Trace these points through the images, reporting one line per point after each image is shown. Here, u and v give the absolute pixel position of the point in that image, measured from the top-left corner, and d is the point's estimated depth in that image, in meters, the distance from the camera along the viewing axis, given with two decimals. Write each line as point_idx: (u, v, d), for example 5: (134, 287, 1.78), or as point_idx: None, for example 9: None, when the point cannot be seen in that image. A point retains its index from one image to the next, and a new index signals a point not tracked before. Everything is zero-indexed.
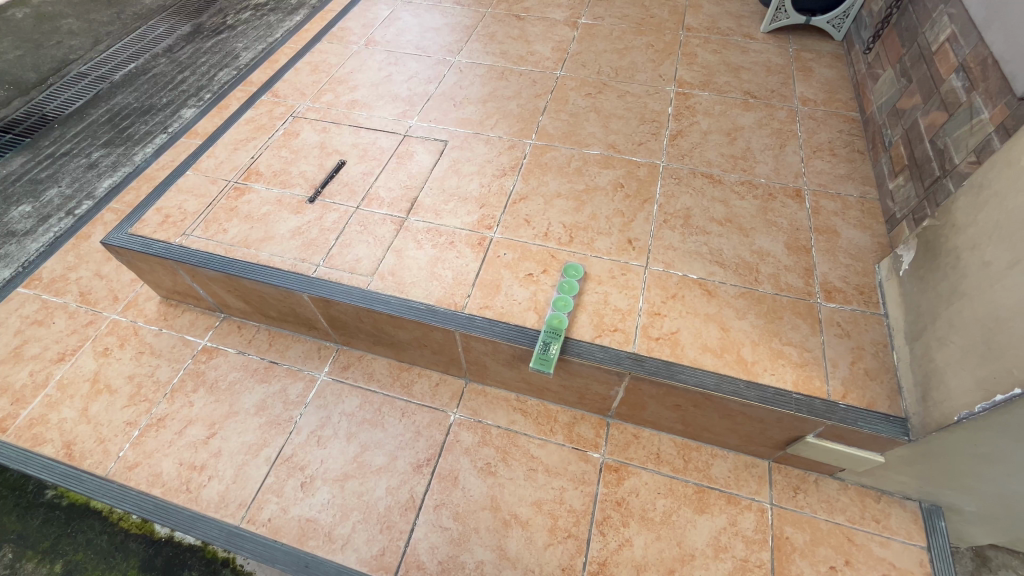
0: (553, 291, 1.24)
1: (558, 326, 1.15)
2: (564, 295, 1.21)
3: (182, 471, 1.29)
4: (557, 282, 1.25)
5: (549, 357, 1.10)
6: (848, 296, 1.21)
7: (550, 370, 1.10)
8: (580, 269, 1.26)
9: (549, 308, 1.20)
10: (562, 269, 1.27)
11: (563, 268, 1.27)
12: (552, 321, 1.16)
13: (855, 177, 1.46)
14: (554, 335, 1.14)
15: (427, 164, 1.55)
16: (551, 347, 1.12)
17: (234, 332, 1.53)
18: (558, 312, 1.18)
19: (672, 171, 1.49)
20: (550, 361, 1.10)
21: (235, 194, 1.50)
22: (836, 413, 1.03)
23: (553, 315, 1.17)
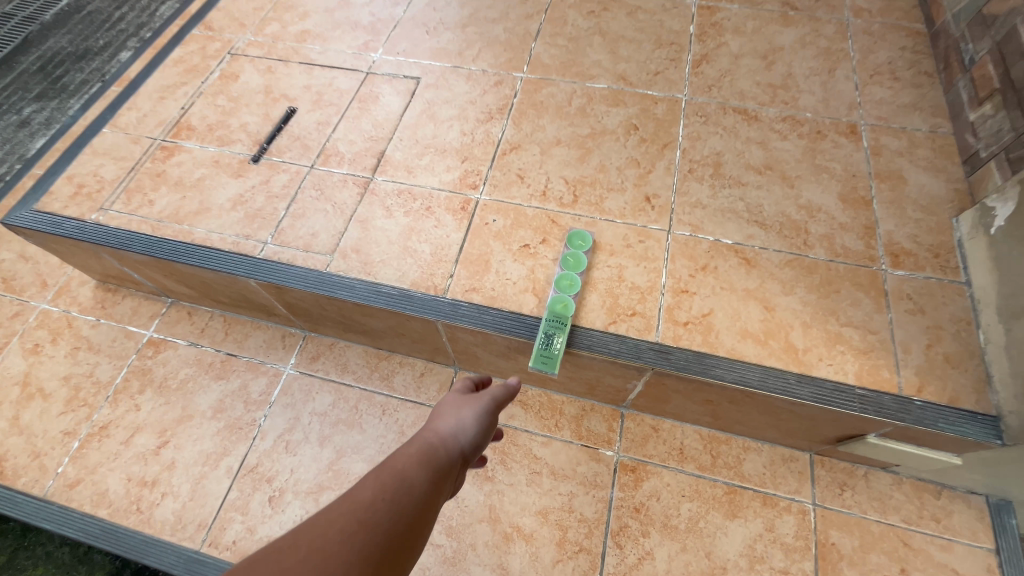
0: (552, 268, 1.00)
1: (561, 315, 0.92)
2: (568, 273, 0.97)
3: (131, 489, 1.12)
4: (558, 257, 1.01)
5: (552, 361, 0.89)
6: (919, 260, 0.97)
7: (554, 371, 0.89)
8: (590, 239, 1.02)
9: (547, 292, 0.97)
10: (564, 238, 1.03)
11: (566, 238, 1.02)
12: (553, 308, 0.93)
13: (922, 107, 1.18)
14: (558, 327, 0.91)
15: (395, 109, 1.26)
16: (553, 343, 0.90)
17: (184, 320, 1.32)
18: (559, 296, 0.95)
19: (697, 107, 1.21)
20: (552, 366, 0.89)
21: (162, 154, 1.22)
22: (910, 412, 0.83)
23: (553, 298, 0.94)
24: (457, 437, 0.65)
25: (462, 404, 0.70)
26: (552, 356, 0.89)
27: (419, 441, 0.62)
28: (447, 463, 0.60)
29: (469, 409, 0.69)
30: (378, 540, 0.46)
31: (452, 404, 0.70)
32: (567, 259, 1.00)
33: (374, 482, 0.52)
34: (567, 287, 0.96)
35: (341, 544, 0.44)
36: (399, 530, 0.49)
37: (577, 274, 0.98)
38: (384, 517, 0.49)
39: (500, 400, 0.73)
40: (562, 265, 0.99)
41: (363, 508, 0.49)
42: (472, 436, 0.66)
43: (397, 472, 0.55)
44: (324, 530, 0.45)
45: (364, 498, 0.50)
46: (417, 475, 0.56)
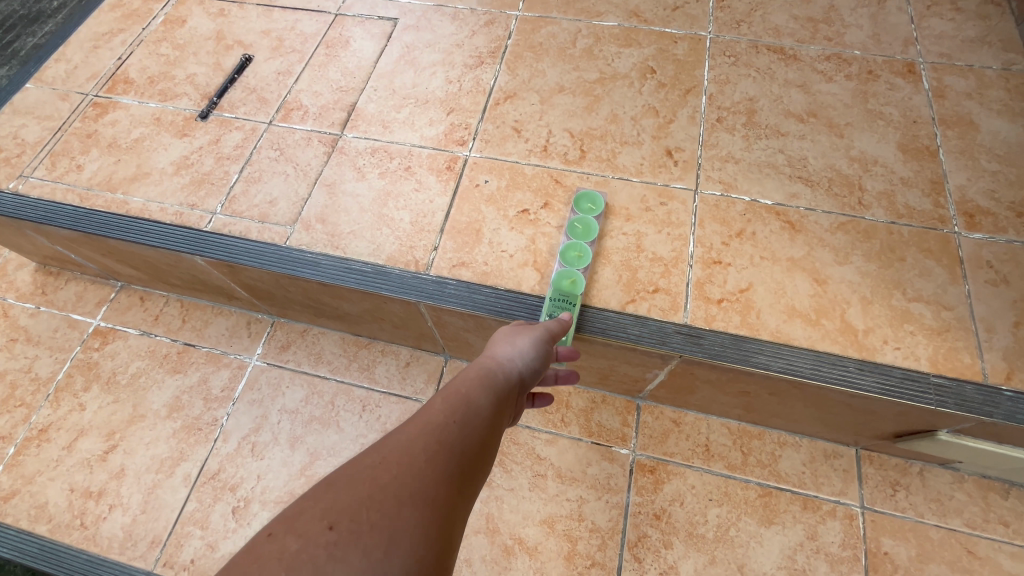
0: (557, 239, 0.83)
1: (569, 293, 0.76)
2: (576, 243, 0.80)
3: (74, 501, 0.97)
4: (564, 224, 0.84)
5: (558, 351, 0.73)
6: (999, 220, 0.81)
7: None
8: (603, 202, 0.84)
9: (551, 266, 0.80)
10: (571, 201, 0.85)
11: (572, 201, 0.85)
12: (558, 285, 0.76)
13: (991, 41, 1.00)
14: (564, 309, 0.75)
15: (369, 55, 1.07)
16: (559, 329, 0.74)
17: (135, 307, 1.15)
18: (566, 271, 0.78)
19: (725, 46, 1.02)
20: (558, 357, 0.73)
21: (96, 112, 1.04)
22: (998, 405, 0.68)
23: (557, 274, 0.77)
24: (519, 362, 0.62)
25: (517, 332, 0.67)
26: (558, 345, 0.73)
27: (481, 366, 0.60)
28: (510, 387, 0.59)
29: (526, 335, 0.65)
30: (456, 459, 0.48)
31: (506, 334, 0.67)
32: (574, 226, 0.82)
33: (445, 406, 0.53)
34: (575, 260, 0.79)
35: (426, 463, 0.46)
36: (471, 452, 0.50)
37: (587, 244, 0.81)
38: (459, 438, 0.50)
39: (556, 333, 0.69)
40: (568, 234, 0.82)
41: (436, 431, 0.50)
42: (533, 364, 0.63)
43: (462, 396, 0.55)
44: (406, 450, 0.47)
45: (436, 420, 0.51)
46: (482, 399, 0.55)
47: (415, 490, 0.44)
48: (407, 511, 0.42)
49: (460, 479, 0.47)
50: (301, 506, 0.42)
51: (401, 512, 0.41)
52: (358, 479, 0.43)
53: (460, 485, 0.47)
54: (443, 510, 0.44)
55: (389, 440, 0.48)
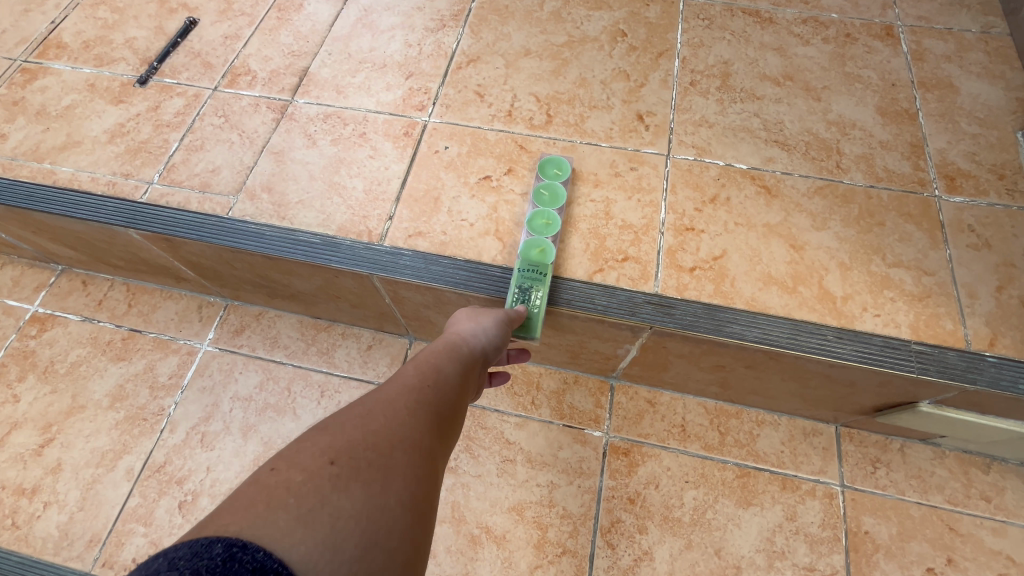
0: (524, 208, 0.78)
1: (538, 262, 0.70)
2: (543, 210, 0.75)
3: (4, 500, 0.90)
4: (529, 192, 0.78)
5: (531, 325, 0.68)
6: (980, 184, 0.78)
7: (535, 336, 0.68)
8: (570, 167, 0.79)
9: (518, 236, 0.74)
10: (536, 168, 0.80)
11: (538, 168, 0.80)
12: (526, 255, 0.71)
13: (969, 4, 0.97)
14: (535, 279, 0.69)
15: (323, 19, 1.01)
16: (530, 301, 0.69)
17: (77, 291, 1.07)
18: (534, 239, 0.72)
19: (698, 9, 0.98)
20: (531, 331, 0.68)
21: (24, 79, 0.96)
22: (981, 372, 0.64)
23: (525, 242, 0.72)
24: (483, 339, 0.62)
25: (478, 312, 0.65)
26: (530, 319, 0.68)
27: (446, 341, 0.60)
28: (478, 359, 0.60)
29: (488, 313, 0.64)
30: (436, 415, 0.50)
31: (465, 313, 0.66)
32: (540, 193, 0.77)
33: (419, 372, 0.54)
34: (544, 228, 0.73)
35: (409, 415, 0.47)
36: (446, 413, 0.52)
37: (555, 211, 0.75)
38: (437, 399, 0.52)
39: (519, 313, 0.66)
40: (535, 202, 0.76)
41: (416, 389, 0.51)
42: (497, 339, 0.62)
43: (434, 364, 0.55)
44: (393, 406, 0.47)
45: (413, 382, 0.52)
46: (455, 366, 0.56)
47: (405, 436, 0.45)
48: (400, 453, 0.43)
49: (441, 432, 0.49)
50: (293, 451, 0.40)
51: (394, 454, 0.43)
52: (351, 424, 0.44)
53: (441, 438, 0.49)
54: (429, 457, 0.46)
55: (375, 395, 0.49)
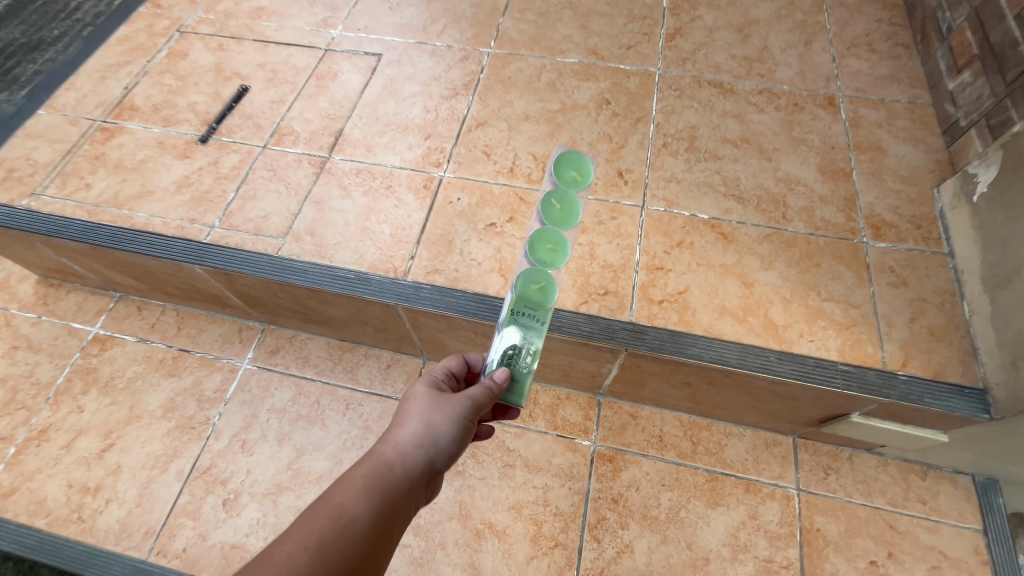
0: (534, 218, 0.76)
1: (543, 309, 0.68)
2: (552, 229, 0.74)
3: (71, 497, 1.03)
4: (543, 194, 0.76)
5: (519, 389, 0.65)
6: (901, 232, 0.94)
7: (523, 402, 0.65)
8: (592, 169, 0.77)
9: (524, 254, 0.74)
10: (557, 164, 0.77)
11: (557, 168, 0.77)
12: (530, 299, 0.68)
13: (900, 78, 1.15)
14: (534, 333, 0.67)
15: (355, 87, 1.19)
16: (520, 358, 0.65)
17: (133, 316, 1.23)
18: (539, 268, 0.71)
19: (671, 81, 1.16)
20: (518, 398, 0.65)
21: (103, 136, 1.14)
22: (895, 388, 0.79)
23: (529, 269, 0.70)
24: (436, 450, 0.57)
25: (436, 405, 0.59)
26: (518, 380, 0.65)
27: (382, 452, 0.56)
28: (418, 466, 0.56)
29: (443, 414, 0.58)
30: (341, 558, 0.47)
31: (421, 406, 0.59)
32: (553, 204, 0.76)
33: (339, 500, 0.50)
34: (550, 253, 0.72)
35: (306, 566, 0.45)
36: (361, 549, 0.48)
37: (564, 232, 0.74)
38: (343, 554, 0.47)
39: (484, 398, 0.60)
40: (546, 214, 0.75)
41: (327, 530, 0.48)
42: (450, 441, 0.58)
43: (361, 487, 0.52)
44: (278, 566, 0.44)
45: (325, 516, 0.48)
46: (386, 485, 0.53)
47: None
48: None
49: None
50: None
51: None
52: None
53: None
54: None
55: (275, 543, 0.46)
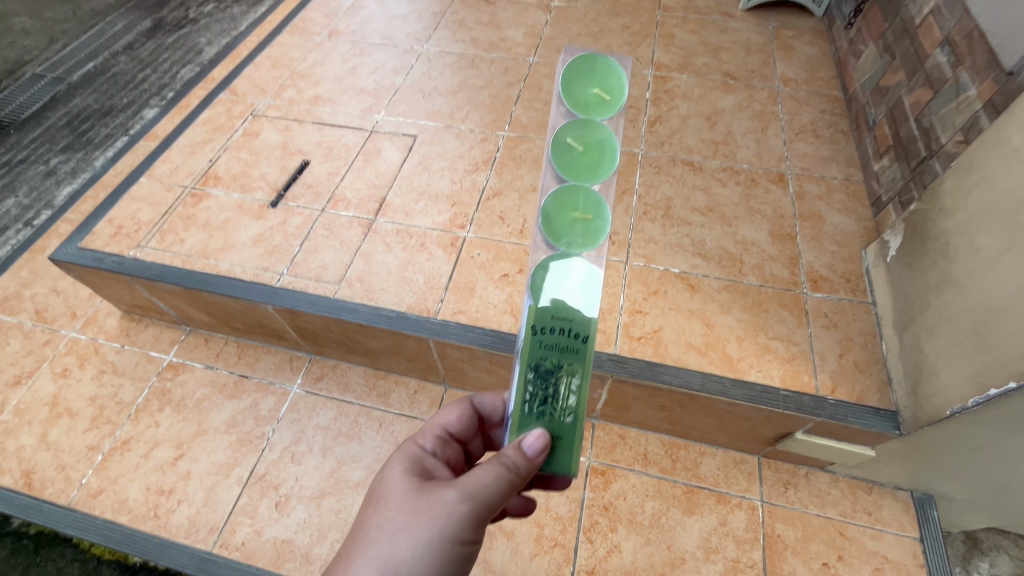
0: (548, 165, 0.67)
1: (581, 322, 0.62)
2: (583, 184, 0.66)
3: (149, 497, 1.23)
4: (558, 133, 0.67)
5: (567, 452, 0.60)
6: (835, 285, 1.17)
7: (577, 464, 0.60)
8: (619, 85, 0.67)
9: (548, 230, 0.66)
10: (567, 92, 0.67)
11: (570, 98, 0.67)
12: (566, 319, 0.62)
13: (838, 159, 1.42)
14: (573, 366, 0.61)
15: (395, 162, 1.47)
16: (563, 400, 0.60)
17: (201, 346, 1.47)
18: (573, 248, 0.65)
19: (652, 160, 1.43)
20: (568, 467, 0.60)
21: (192, 200, 1.41)
22: (824, 409, 1.00)
23: (559, 254, 0.64)
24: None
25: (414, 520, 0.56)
26: (563, 437, 0.60)
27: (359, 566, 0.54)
28: None
29: (412, 538, 0.55)
30: None
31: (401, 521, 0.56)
32: (573, 144, 0.66)
33: None
34: (584, 225, 0.65)
35: None
36: None
37: (597, 185, 0.66)
38: None
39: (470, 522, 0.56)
40: (569, 165, 0.66)
41: None
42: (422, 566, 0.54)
43: None
44: None
45: None
46: None
47: None
48: None
49: None
50: None
51: None
52: None
53: None
54: None
55: None
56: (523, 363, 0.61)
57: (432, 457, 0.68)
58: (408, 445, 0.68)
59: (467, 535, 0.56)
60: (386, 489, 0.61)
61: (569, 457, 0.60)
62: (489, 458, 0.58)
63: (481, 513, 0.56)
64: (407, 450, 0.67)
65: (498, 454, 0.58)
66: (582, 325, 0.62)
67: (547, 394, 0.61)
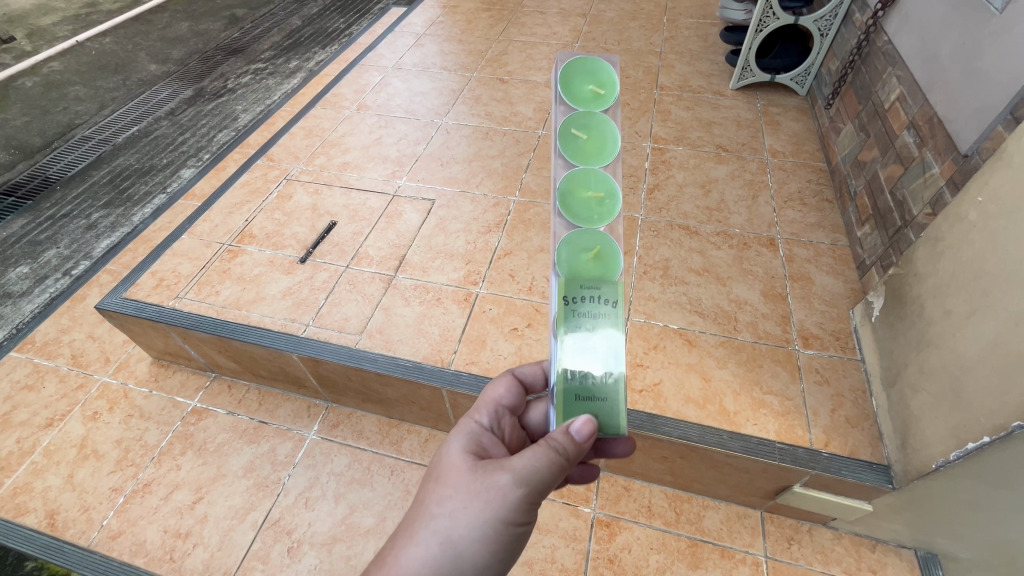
0: (555, 156, 0.66)
1: (610, 288, 0.60)
2: (592, 169, 0.65)
3: (166, 540, 1.27)
4: (562, 127, 0.65)
5: (611, 411, 0.58)
6: (825, 342, 1.24)
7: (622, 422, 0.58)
8: (612, 80, 0.66)
9: (565, 212, 0.65)
10: (564, 87, 0.65)
11: (568, 93, 0.66)
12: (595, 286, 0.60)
13: (825, 225, 1.53)
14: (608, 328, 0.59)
15: (415, 223, 1.60)
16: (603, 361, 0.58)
17: (224, 392, 1.54)
18: (592, 224, 0.64)
19: (651, 224, 1.55)
20: (617, 425, 0.58)
21: (229, 256, 1.54)
22: (819, 462, 1.04)
23: (581, 232, 0.63)
24: (459, 565, 0.55)
25: (471, 499, 0.57)
26: (606, 398, 0.58)
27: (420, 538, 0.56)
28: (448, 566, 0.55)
29: (471, 517, 0.56)
30: None
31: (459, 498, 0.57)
32: (578, 135, 0.65)
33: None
34: (599, 203, 0.65)
35: None
36: None
37: (607, 167, 0.66)
38: None
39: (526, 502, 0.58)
40: (577, 153, 0.65)
41: None
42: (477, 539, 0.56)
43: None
44: None
45: None
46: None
47: None
48: None
49: None
50: None
51: None
52: None
53: None
54: None
55: None
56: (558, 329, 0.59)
57: (489, 434, 0.67)
58: (466, 421, 0.67)
59: (520, 517, 0.58)
60: (445, 468, 0.61)
61: (614, 419, 0.58)
62: (536, 443, 0.58)
63: (533, 496, 0.58)
64: (465, 427, 0.67)
65: (546, 437, 0.58)
66: (614, 292, 0.60)
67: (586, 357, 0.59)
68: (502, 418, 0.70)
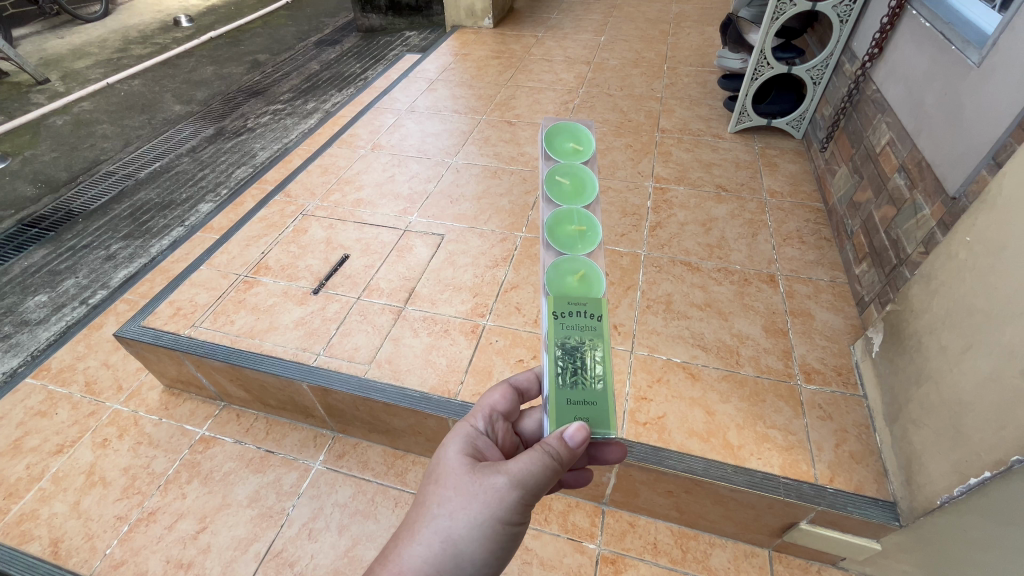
0: (543, 197, 0.76)
1: (594, 303, 0.65)
2: (574, 207, 0.76)
3: (168, 570, 1.26)
4: (548, 175, 0.77)
5: (599, 416, 0.62)
6: (826, 378, 1.26)
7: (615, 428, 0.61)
8: (588, 139, 0.80)
9: (552, 241, 0.74)
10: (549, 144, 0.78)
11: (552, 148, 0.78)
12: (580, 303, 0.64)
13: (824, 263, 1.57)
14: (594, 341, 0.63)
15: (424, 257, 1.66)
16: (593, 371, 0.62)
17: (233, 421, 1.56)
18: (575, 251, 0.73)
19: (653, 260, 1.60)
20: (607, 428, 0.61)
21: (244, 287, 1.60)
22: (825, 498, 1.04)
23: (566, 257, 0.71)
24: (459, 562, 0.58)
25: (468, 501, 0.59)
26: (597, 402, 0.62)
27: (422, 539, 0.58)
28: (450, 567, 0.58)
29: (470, 519, 0.58)
30: None
31: (456, 501, 0.59)
32: (562, 181, 0.76)
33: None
34: (581, 234, 0.74)
35: None
36: None
37: (587, 206, 0.76)
38: None
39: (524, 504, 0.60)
40: (560, 195, 0.76)
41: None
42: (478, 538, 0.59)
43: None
44: None
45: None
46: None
47: None
48: None
49: None
50: None
51: None
52: None
53: None
54: None
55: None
56: (550, 346, 0.62)
57: (484, 437, 0.69)
58: (464, 424, 0.69)
59: (515, 517, 0.60)
60: (444, 470, 0.63)
61: (607, 421, 0.62)
62: (531, 447, 0.60)
63: (528, 497, 0.60)
64: (461, 430, 0.68)
65: (540, 442, 0.60)
66: (597, 307, 0.64)
67: (577, 366, 0.62)
68: (496, 422, 0.72)
